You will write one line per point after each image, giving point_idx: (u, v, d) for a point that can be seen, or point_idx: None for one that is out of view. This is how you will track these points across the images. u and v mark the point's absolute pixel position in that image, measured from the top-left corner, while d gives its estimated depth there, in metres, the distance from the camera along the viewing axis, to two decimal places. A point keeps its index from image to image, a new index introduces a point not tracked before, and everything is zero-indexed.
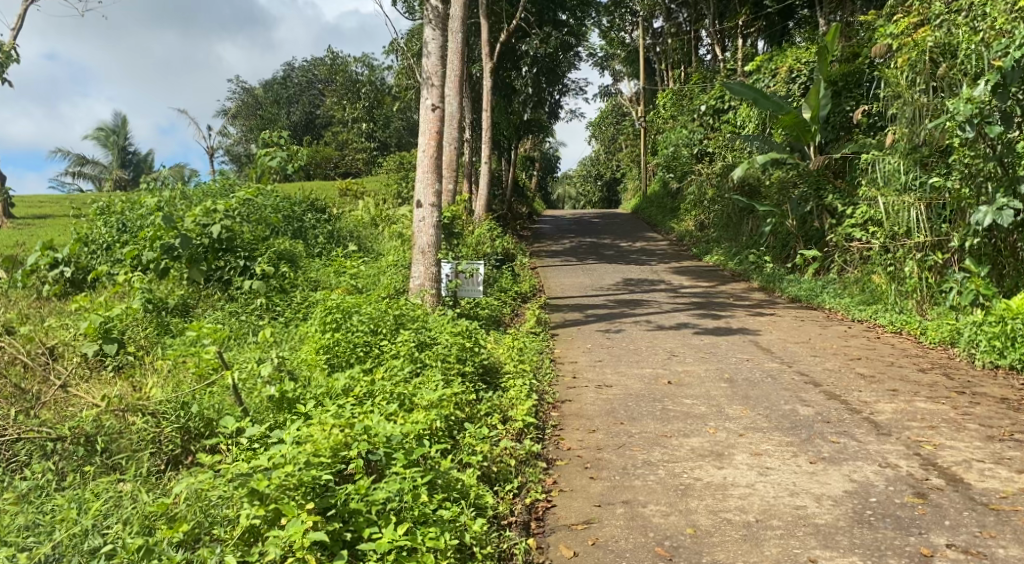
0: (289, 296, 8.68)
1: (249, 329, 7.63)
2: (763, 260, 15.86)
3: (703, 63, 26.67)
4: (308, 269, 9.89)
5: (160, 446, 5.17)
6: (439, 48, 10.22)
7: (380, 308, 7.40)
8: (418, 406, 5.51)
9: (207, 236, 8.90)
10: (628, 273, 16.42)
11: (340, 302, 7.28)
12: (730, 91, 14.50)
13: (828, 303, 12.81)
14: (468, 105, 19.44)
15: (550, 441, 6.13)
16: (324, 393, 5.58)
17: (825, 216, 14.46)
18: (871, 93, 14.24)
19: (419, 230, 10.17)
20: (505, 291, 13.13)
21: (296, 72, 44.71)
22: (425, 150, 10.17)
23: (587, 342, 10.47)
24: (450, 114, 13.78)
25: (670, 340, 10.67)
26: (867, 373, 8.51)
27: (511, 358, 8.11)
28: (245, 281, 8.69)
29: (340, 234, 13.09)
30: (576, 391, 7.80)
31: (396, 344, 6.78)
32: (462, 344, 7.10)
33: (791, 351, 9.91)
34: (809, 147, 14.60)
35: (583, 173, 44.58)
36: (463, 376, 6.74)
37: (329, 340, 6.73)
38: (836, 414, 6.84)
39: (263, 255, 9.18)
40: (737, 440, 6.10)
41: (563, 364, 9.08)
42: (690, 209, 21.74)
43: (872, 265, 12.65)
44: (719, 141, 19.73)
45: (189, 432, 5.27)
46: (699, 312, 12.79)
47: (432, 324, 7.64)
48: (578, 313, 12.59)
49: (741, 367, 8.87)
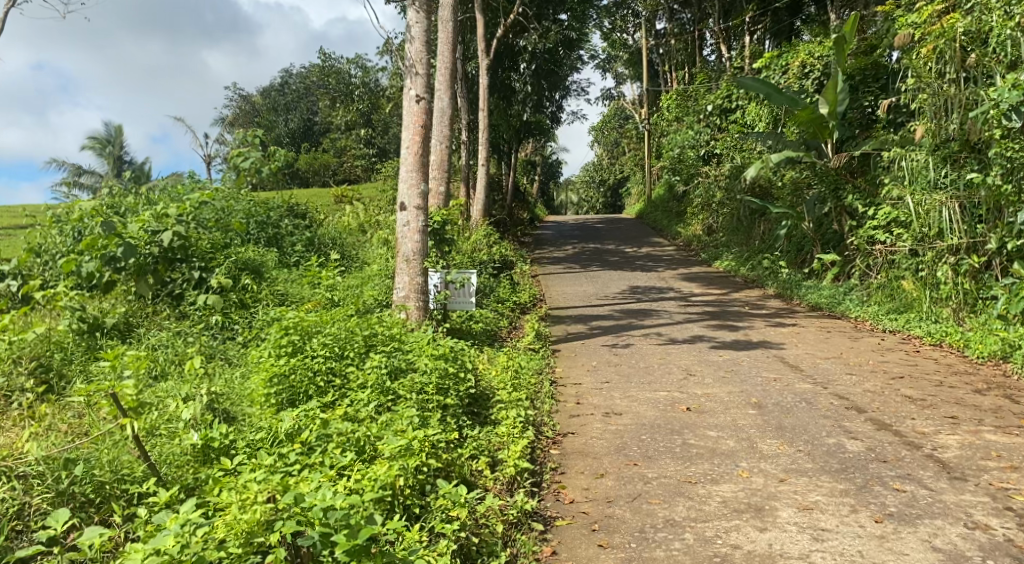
0: (249, 312, 7.66)
1: (195, 352, 6.59)
2: (778, 265, 14.74)
3: (708, 64, 25.57)
4: (277, 279, 8.73)
5: (27, 523, 4.18)
6: (423, 32, 9.10)
7: (349, 326, 6.25)
8: (380, 457, 4.40)
9: (157, 243, 7.74)
10: (634, 280, 15.29)
11: (298, 319, 6.12)
12: (741, 86, 13.27)
13: (853, 312, 11.68)
14: (463, 105, 18.34)
15: (548, 493, 5.03)
16: (266, 442, 4.50)
17: (844, 218, 13.32)
18: (893, 88, 13.18)
19: (403, 236, 9.04)
20: (502, 302, 12.05)
21: (293, 79, 43.75)
22: (409, 146, 9.08)
23: (591, 359, 9.35)
24: (441, 109, 12.67)
25: (684, 356, 9.53)
26: (915, 396, 7.37)
27: (508, 383, 6.97)
28: (199, 295, 7.62)
29: (320, 242, 11.95)
30: (582, 422, 6.68)
31: (364, 373, 5.66)
32: (445, 370, 5.97)
33: (823, 369, 8.77)
34: (828, 143, 13.39)
35: (586, 179, 43.55)
36: (445, 411, 5.63)
37: (282, 366, 5.61)
38: (891, 449, 5.72)
39: (221, 264, 8.08)
40: (776, 489, 5.00)
41: (565, 387, 7.97)
42: (698, 212, 20.58)
43: (899, 270, 11.49)
44: (727, 142, 18.62)
45: (69, 498, 4.28)
46: (714, 323, 11.66)
47: (412, 344, 6.49)
48: (581, 326, 11.46)
49: (769, 390, 7.73)
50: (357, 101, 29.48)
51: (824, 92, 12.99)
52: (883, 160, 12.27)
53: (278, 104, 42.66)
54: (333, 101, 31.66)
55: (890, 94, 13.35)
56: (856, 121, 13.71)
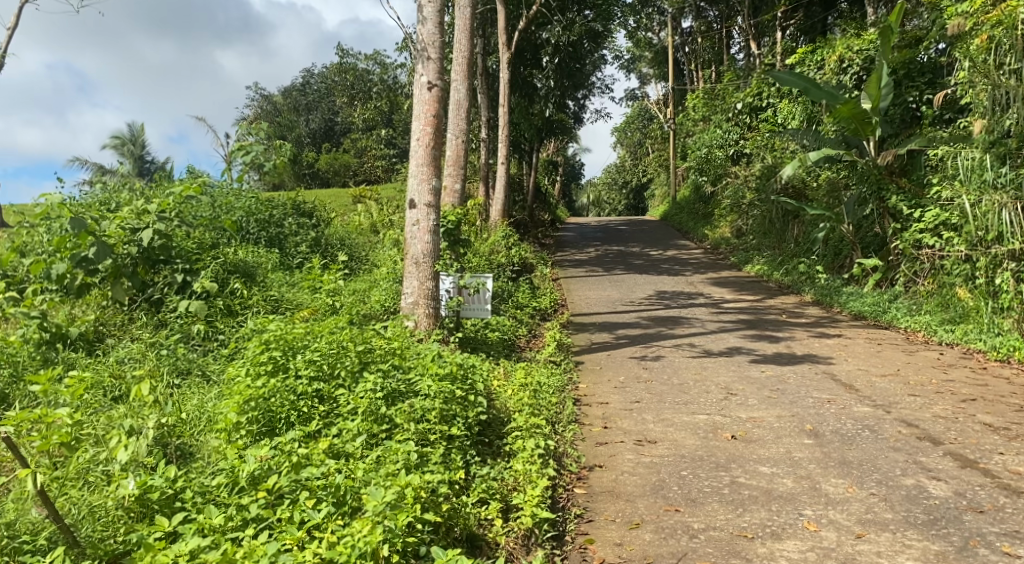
0: (237, 321, 6.80)
1: (167, 369, 5.76)
2: (814, 270, 13.67)
3: (737, 63, 24.56)
4: (272, 283, 7.84)
5: None
6: (436, 12, 8.23)
7: (344, 338, 5.37)
8: (361, 511, 3.59)
9: (137, 241, 6.87)
10: (662, 285, 14.35)
11: (284, 330, 5.26)
12: (777, 80, 12.21)
13: (901, 323, 10.64)
14: (484, 101, 17.45)
15: (571, 549, 4.33)
16: (222, 489, 3.67)
17: (887, 220, 12.06)
18: (940, 83, 12.14)
19: (411, 236, 8.16)
20: (520, 307, 11.17)
21: (314, 79, 42.99)
22: (419, 138, 8.21)
23: (617, 374, 8.40)
24: (457, 101, 11.77)
25: (721, 371, 8.57)
26: (996, 424, 6.38)
27: (526, 406, 6.06)
28: (180, 301, 6.76)
29: (327, 243, 11.10)
30: (610, 453, 5.79)
31: (353, 396, 4.79)
32: (451, 393, 5.06)
33: (880, 389, 7.79)
34: (869, 141, 12.18)
35: (609, 181, 42.57)
36: (450, 443, 4.72)
37: (258, 390, 4.78)
38: (985, 494, 4.80)
39: (208, 266, 7.22)
40: (853, 549, 4.27)
41: (590, 407, 7.07)
42: (727, 214, 19.56)
43: (949, 277, 10.43)
44: (757, 141, 17.60)
45: None
46: (751, 334, 10.68)
47: (417, 360, 5.59)
48: (606, 334, 10.56)
49: (824, 415, 6.79)
50: (376, 98, 28.69)
51: (867, 85, 11.89)
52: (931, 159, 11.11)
53: (299, 104, 41.94)
54: (351, 99, 30.91)
55: (939, 88, 12.19)
56: (898, 118, 12.59)
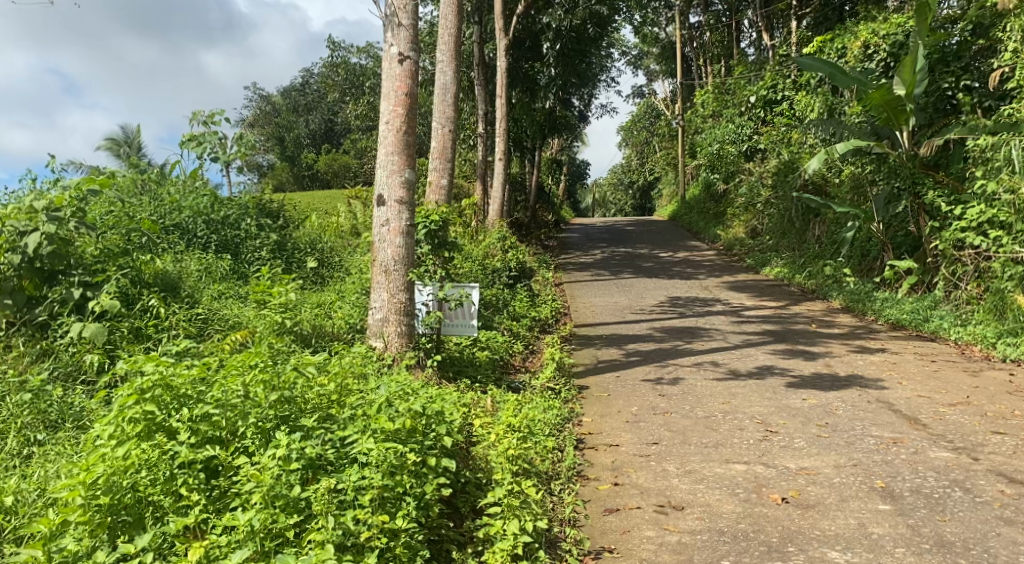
0: (143, 348, 5.34)
1: (28, 422, 4.32)
2: (839, 273, 12.01)
3: (746, 59, 23.00)
4: (204, 297, 6.40)
5: None
6: None
7: (253, 381, 3.81)
8: None
9: (22, 248, 5.36)
10: (674, 290, 12.87)
11: (168, 373, 3.71)
12: (798, 66, 10.80)
13: (950, 333, 9.03)
14: (480, 94, 15.89)
15: None
16: None
17: (923, 217, 10.36)
18: (984, 65, 10.13)
19: (379, 239, 6.66)
20: (517, 319, 9.68)
21: (312, 77, 41.35)
22: (388, 121, 6.68)
23: (629, 404, 6.92)
24: (443, 85, 10.22)
25: (753, 398, 7.08)
26: None
27: (513, 461, 4.56)
28: (70, 322, 5.29)
29: (294, 246, 9.60)
30: (622, 526, 4.41)
31: (254, 467, 3.36)
32: (401, 459, 3.57)
33: (952, 423, 6.32)
34: (901, 131, 10.41)
35: (615, 182, 41.05)
36: (391, 544, 3.31)
37: (107, 468, 3.33)
38: None
39: (113, 277, 5.76)
40: None
41: (595, 453, 5.60)
42: (741, 214, 18.01)
43: (998, 282, 8.82)
44: (772, 136, 16.05)
45: None
46: (781, 349, 9.15)
47: (361, 403, 4.01)
48: (614, 350, 9.07)
49: (893, 462, 5.35)
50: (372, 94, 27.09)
51: (900, 69, 10.10)
52: (975, 151, 9.40)
53: (298, 104, 40.31)
54: (344, 94, 29.30)
55: (977, 74, 10.24)
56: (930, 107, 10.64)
